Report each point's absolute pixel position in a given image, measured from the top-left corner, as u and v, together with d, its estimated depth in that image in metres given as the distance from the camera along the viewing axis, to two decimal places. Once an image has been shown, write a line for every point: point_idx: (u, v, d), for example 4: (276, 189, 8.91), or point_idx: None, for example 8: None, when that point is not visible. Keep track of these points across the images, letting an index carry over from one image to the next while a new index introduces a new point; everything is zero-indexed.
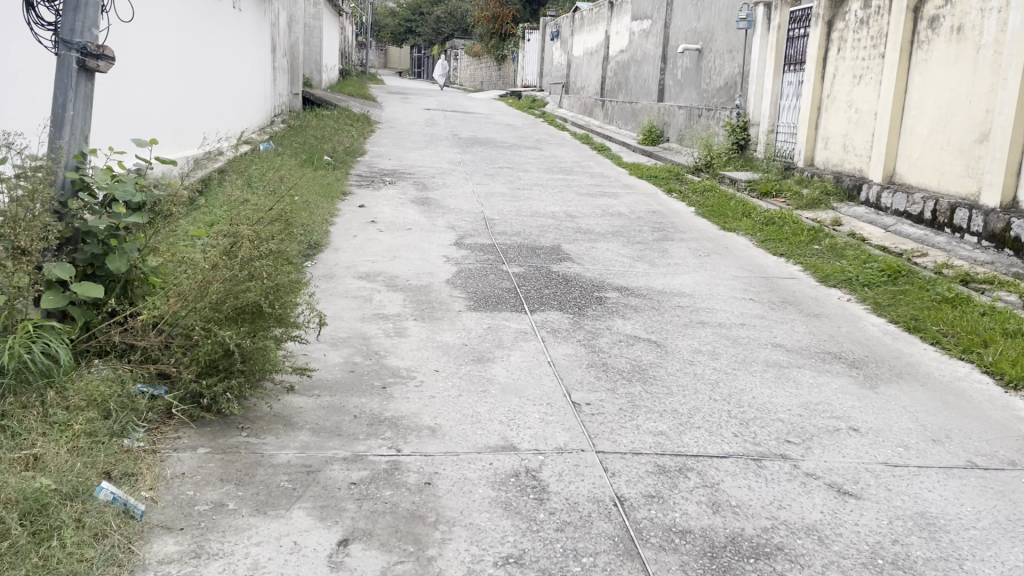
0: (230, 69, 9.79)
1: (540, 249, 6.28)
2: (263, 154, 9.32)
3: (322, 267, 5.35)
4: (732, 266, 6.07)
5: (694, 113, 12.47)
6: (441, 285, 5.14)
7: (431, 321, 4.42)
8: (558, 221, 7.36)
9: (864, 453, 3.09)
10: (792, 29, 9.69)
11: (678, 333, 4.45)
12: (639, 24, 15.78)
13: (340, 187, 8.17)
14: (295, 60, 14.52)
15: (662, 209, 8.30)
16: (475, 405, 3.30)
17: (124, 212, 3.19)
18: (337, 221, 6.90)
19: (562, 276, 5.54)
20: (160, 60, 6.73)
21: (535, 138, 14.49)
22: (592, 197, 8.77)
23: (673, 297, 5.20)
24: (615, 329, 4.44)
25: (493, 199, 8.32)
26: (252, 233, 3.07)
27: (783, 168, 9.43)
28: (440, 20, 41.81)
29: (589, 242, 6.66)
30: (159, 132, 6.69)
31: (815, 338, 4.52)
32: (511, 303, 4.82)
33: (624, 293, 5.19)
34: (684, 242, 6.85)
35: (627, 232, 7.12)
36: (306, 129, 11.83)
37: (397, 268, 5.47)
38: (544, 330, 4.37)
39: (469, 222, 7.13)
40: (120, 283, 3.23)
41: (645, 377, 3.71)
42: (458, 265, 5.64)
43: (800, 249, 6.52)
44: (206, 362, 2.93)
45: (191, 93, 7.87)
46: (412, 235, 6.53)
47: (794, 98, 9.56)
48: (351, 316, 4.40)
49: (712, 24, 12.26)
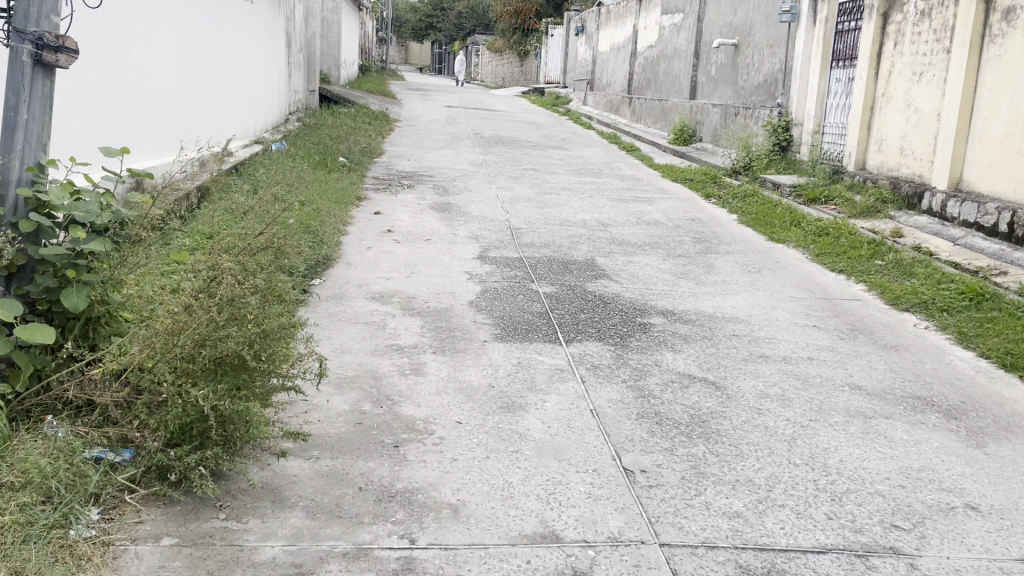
0: (240, 67, 9.30)
1: (573, 264, 5.68)
2: (275, 156, 8.81)
3: (328, 287, 4.78)
4: (788, 285, 5.46)
5: (729, 111, 11.81)
6: (464, 308, 4.57)
7: (452, 355, 3.83)
8: (590, 231, 6.77)
9: (993, 545, 2.48)
10: (842, 22, 9.02)
11: (738, 371, 3.84)
12: (670, 18, 15.10)
13: (355, 191, 7.61)
14: (311, 56, 14.03)
15: (703, 217, 7.67)
16: (506, 472, 2.72)
17: (84, 237, 2.64)
18: (351, 230, 6.35)
19: (599, 297, 4.93)
20: (145, 59, 6.21)
21: (560, 137, 13.88)
22: (625, 203, 8.16)
23: (726, 323, 4.58)
24: (665, 365, 3.84)
25: (519, 204, 7.73)
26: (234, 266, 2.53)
27: (831, 171, 8.77)
28: (462, 16, 41.29)
29: (626, 256, 6.04)
30: (141, 138, 6.17)
31: (898, 377, 3.90)
32: (544, 331, 4.22)
33: (671, 319, 4.57)
34: (730, 256, 6.22)
35: (667, 244, 6.51)
36: (322, 127, 11.32)
37: (414, 288, 4.89)
38: (582, 366, 3.77)
39: (494, 231, 6.54)
40: (80, 322, 2.67)
41: (707, 432, 3.12)
42: (482, 283, 5.06)
43: (861, 265, 5.89)
44: (176, 427, 2.37)
45: (187, 94, 7.36)
46: (431, 247, 5.95)
47: (843, 96, 8.88)
48: (361, 349, 3.82)
49: (751, 17, 11.58)
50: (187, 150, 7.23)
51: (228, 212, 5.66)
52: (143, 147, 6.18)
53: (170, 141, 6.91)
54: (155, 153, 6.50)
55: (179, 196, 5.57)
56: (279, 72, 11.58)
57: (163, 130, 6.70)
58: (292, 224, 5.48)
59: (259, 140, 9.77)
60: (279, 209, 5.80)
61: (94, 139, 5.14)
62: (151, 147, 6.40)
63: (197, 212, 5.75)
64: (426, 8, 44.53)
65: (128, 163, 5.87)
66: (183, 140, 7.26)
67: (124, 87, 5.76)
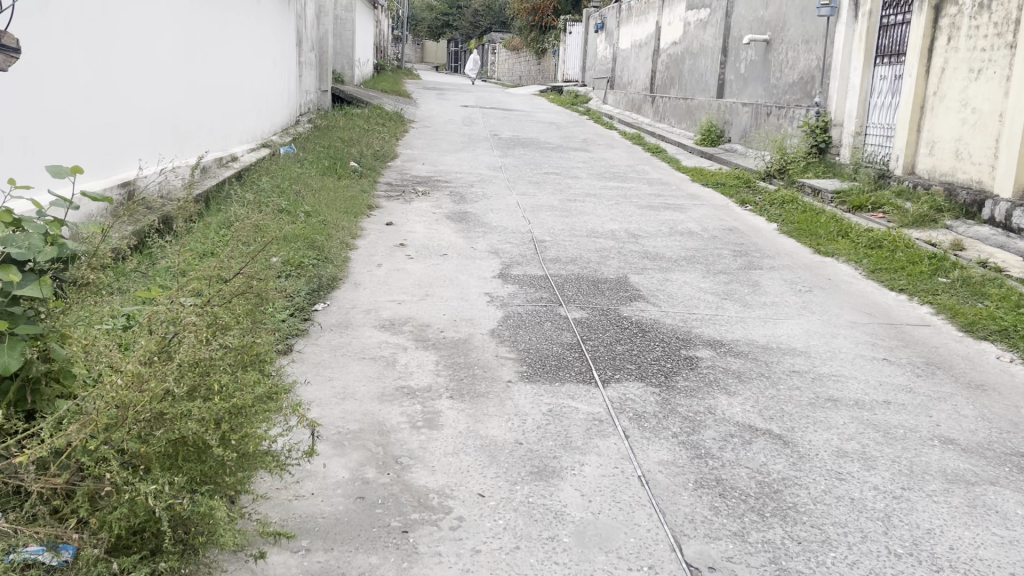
0: (248, 68, 8.85)
1: (604, 284, 5.14)
2: (281, 161, 8.32)
3: (327, 315, 4.26)
4: (845, 308, 4.89)
5: (762, 111, 11.21)
6: (484, 339, 4.04)
7: (472, 401, 3.30)
8: (620, 244, 6.23)
9: None
10: (887, 16, 8.43)
11: (806, 421, 3.29)
12: (696, 13, 14.48)
13: (366, 200, 7.11)
14: (324, 55, 13.56)
15: (741, 227, 7.11)
16: (542, 570, 2.19)
17: (20, 280, 2.14)
18: (360, 243, 5.84)
19: (636, 324, 4.39)
20: (129, 62, 5.75)
21: (581, 138, 13.32)
22: (655, 211, 7.60)
23: (783, 356, 4.03)
24: (720, 413, 3.29)
25: (542, 213, 7.20)
26: (198, 323, 2.05)
27: (876, 175, 8.17)
28: (479, 14, 40.81)
29: (662, 273, 5.49)
30: (126, 148, 5.73)
31: (994, 428, 3.33)
32: (576, 369, 3.68)
33: (719, 351, 4.02)
34: (774, 273, 5.65)
35: (705, 258, 5.95)
36: (334, 129, 10.84)
37: (429, 314, 4.37)
38: (623, 414, 3.23)
39: (516, 245, 6.00)
40: (16, 383, 2.16)
41: (782, 508, 2.58)
42: (504, 307, 4.53)
43: (923, 283, 5.32)
44: (124, 529, 1.86)
45: (185, 97, 6.91)
46: (448, 264, 5.43)
47: (889, 95, 8.28)
48: (368, 394, 3.30)
49: (784, 11, 10.97)
50: (183, 159, 6.77)
51: (222, 232, 5.18)
52: (128, 157, 5.75)
53: (164, 148, 6.46)
54: (144, 163, 6.06)
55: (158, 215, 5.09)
56: (290, 72, 11.11)
57: (154, 138, 6.26)
58: (281, 247, 4.95)
59: (266, 143, 9.29)
60: (271, 229, 5.29)
61: (55, 153, 4.69)
62: (140, 156, 5.96)
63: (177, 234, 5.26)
64: (442, 6, 44.08)
65: (108, 175, 5.43)
66: (180, 147, 6.82)
67: (101, 92, 5.31)
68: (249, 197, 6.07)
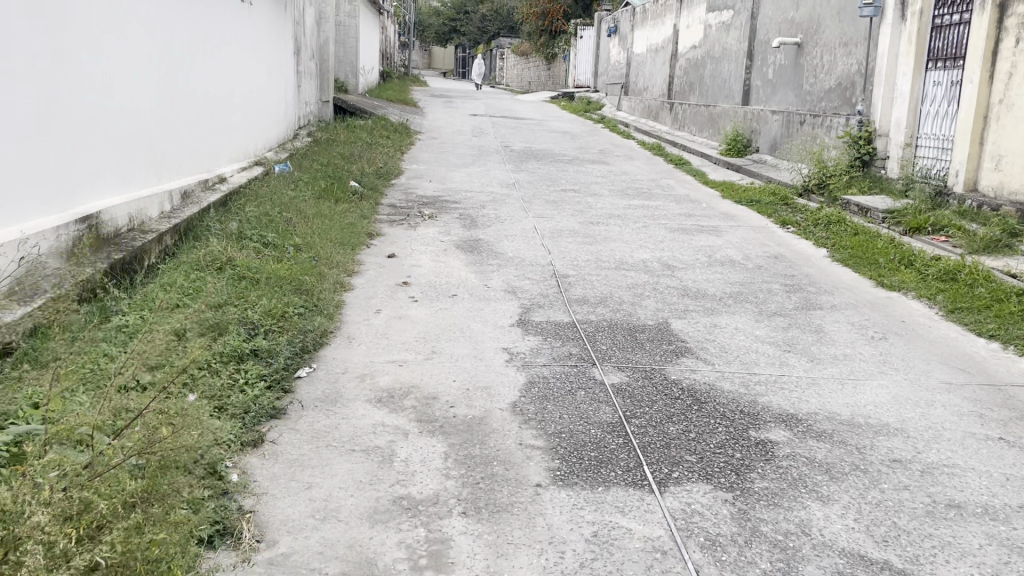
0: (240, 81, 8.20)
1: (642, 332, 4.36)
2: (275, 182, 7.61)
3: (309, 387, 3.50)
4: (934, 363, 4.10)
5: (795, 119, 10.42)
6: (504, 418, 3.27)
7: (491, 520, 2.52)
8: (654, 278, 5.46)
9: None
10: (942, 15, 7.65)
11: (931, 545, 2.51)
12: (718, 15, 13.71)
13: (366, 226, 6.36)
14: (325, 65, 12.85)
15: (787, 253, 6.35)
16: None
17: None
18: (357, 281, 5.11)
19: (689, 391, 3.60)
20: (94, 79, 5.07)
21: (598, 149, 12.56)
22: (688, 235, 6.84)
23: (874, 437, 3.25)
24: (819, 536, 2.51)
25: (562, 240, 6.43)
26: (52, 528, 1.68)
27: (932, 193, 7.38)
28: (486, 19, 40.18)
29: (707, 316, 4.71)
30: (88, 174, 4.98)
31: None
32: (622, 464, 2.90)
33: (797, 431, 3.23)
34: (834, 314, 4.87)
35: (754, 296, 5.17)
36: (334, 144, 10.10)
37: (435, 381, 3.60)
38: (692, 540, 2.46)
39: (536, 281, 5.24)
40: None
41: None
42: (527, 369, 3.76)
43: (1016, 326, 4.53)
44: None
45: (162, 117, 6.21)
46: (457, 308, 4.67)
47: (946, 103, 7.49)
48: (356, 512, 2.53)
49: (818, 11, 10.18)
50: (161, 185, 6.06)
51: (195, 274, 4.47)
52: (91, 184, 5.02)
53: (138, 174, 5.74)
54: (114, 191, 5.34)
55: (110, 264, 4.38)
56: (287, 83, 10.38)
57: (127, 162, 5.55)
58: (259, 296, 4.23)
59: (260, 161, 8.58)
60: (251, 272, 4.58)
61: None
62: (106, 185, 5.22)
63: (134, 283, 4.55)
64: (449, 13, 43.46)
65: (65, 208, 4.69)
66: (159, 171, 6.12)
67: (56, 111, 4.59)
68: (229, 232, 5.35)
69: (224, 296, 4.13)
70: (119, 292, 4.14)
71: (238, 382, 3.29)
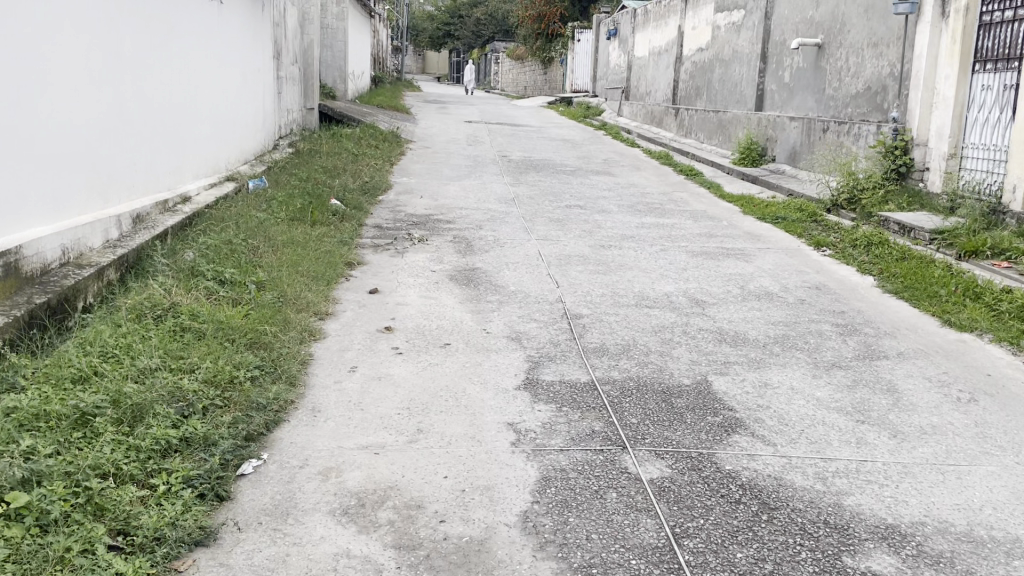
0: (205, 88, 7.31)
1: (679, 396, 3.54)
2: (245, 203, 6.78)
3: (254, 491, 2.65)
4: None
5: (817, 126, 9.62)
6: (514, 539, 2.43)
7: None
8: (682, 318, 4.64)
9: None
10: (993, 11, 6.86)
11: None
12: (726, 15, 12.93)
13: (345, 254, 5.53)
14: (310, 70, 12.01)
15: (830, 283, 5.54)
16: None
17: None
18: (331, 325, 4.29)
19: (752, 489, 2.76)
20: (18, 89, 4.21)
21: (601, 158, 11.77)
22: (713, 260, 6.03)
23: (1007, 564, 2.41)
24: None
25: (571, 268, 5.61)
26: None
27: (986, 210, 6.59)
28: (480, 23, 39.51)
29: (754, 372, 3.88)
30: (9, 201, 4.13)
31: None
32: None
33: (907, 557, 2.41)
34: (903, 367, 4.04)
35: (803, 341, 4.36)
36: (317, 156, 9.27)
37: (421, 478, 2.75)
38: None
39: (543, 324, 4.42)
40: None
41: None
42: (541, 459, 2.92)
43: None
44: None
45: (110, 132, 5.36)
46: (450, 364, 3.82)
47: (999, 109, 6.71)
48: None
49: (841, 9, 9.38)
50: (106, 212, 5.21)
51: (127, 325, 3.63)
52: (13, 214, 4.16)
53: (75, 199, 4.88)
54: (43, 221, 4.48)
55: (16, 320, 3.53)
56: (265, 90, 9.54)
57: (62, 186, 4.70)
58: (201, 358, 3.39)
59: (232, 177, 7.74)
60: (198, 323, 3.74)
61: None
62: (32, 214, 4.36)
63: (53, 339, 3.68)
64: (442, 17, 42.66)
65: None
66: (103, 194, 5.26)
67: None
68: (180, 269, 4.51)
69: (156, 361, 3.27)
70: (24, 358, 3.28)
71: (156, 492, 2.46)
